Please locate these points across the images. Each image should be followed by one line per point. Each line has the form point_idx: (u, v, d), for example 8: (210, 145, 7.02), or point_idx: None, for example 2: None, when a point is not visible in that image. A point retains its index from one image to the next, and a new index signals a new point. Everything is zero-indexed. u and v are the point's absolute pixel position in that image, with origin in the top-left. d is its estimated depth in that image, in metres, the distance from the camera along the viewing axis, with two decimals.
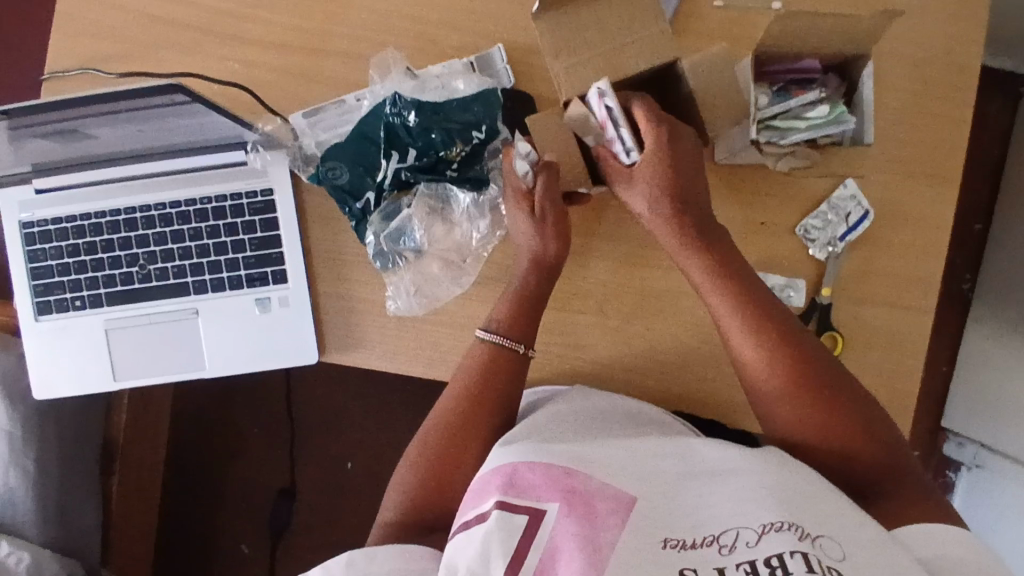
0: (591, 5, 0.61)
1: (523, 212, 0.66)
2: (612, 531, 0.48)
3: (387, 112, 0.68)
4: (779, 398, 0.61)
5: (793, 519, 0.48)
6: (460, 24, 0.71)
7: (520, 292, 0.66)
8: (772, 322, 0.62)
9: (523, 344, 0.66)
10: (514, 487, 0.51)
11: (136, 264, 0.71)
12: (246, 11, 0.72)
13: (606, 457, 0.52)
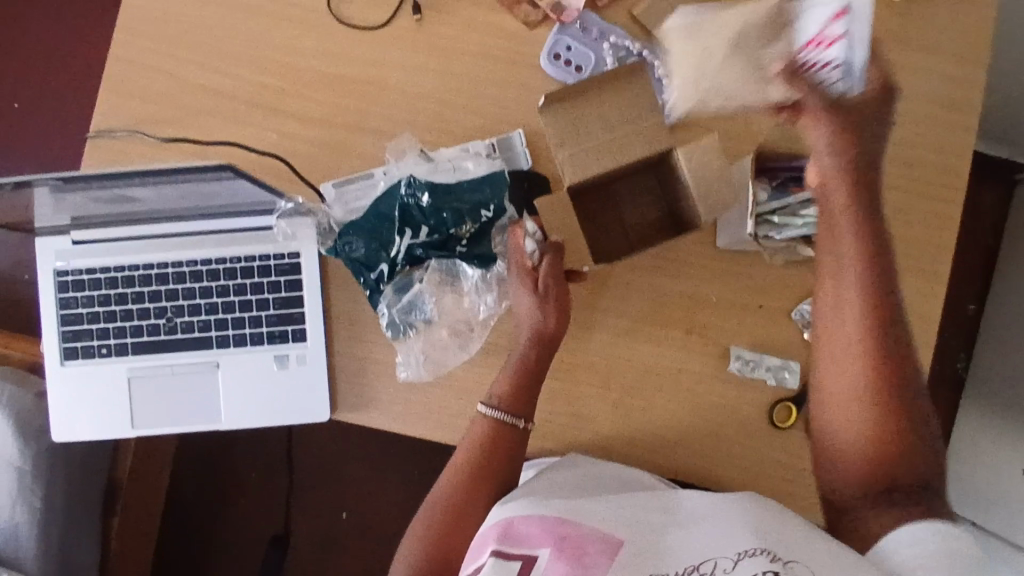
0: (595, 103, 0.67)
1: (526, 289, 0.69)
2: (599, 566, 0.57)
3: (403, 193, 0.72)
4: (864, 402, 0.61)
5: (766, 547, 0.55)
6: (484, 110, 0.77)
7: (520, 366, 0.69)
8: (885, 296, 0.62)
9: (523, 418, 0.69)
10: (511, 536, 0.61)
11: (163, 316, 0.75)
12: (287, 86, 0.77)
13: (594, 508, 0.62)
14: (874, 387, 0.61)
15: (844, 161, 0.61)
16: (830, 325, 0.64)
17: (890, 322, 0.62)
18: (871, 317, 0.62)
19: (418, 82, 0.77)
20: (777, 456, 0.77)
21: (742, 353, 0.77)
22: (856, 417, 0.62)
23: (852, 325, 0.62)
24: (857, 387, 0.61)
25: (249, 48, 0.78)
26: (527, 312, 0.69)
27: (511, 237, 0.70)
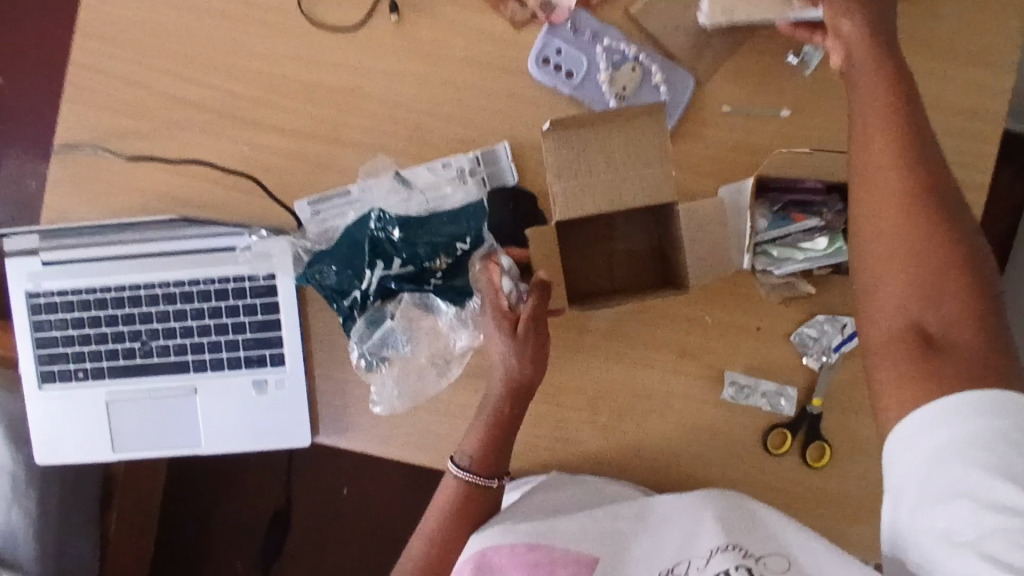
0: (600, 131, 0.62)
1: (502, 332, 0.65)
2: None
3: (373, 227, 0.69)
4: (896, 237, 0.53)
5: (732, 539, 0.58)
6: (468, 120, 0.72)
7: (491, 420, 0.67)
8: (918, 156, 0.54)
9: (496, 477, 0.69)
10: (485, 568, 0.63)
11: (138, 340, 0.72)
12: (258, 93, 0.72)
13: (565, 526, 0.64)
14: (908, 278, 0.52)
15: (880, 79, 0.58)
16: (867, 211, 0.54)
17: (942, 204, 0.53)
18: (919, 201, 0.53)
19: (398, 90, 0.72)
20: (769, 481, 0.75)
21: (737, 378, 0.75)
22: (897, 312, 0.52)
23: (890, 213, 0.53)
24: (897, 286, 0.52)
25: (216, 52, 0.72)
26: (500, 356, 0.66)
27: (484, 275, 0.66)
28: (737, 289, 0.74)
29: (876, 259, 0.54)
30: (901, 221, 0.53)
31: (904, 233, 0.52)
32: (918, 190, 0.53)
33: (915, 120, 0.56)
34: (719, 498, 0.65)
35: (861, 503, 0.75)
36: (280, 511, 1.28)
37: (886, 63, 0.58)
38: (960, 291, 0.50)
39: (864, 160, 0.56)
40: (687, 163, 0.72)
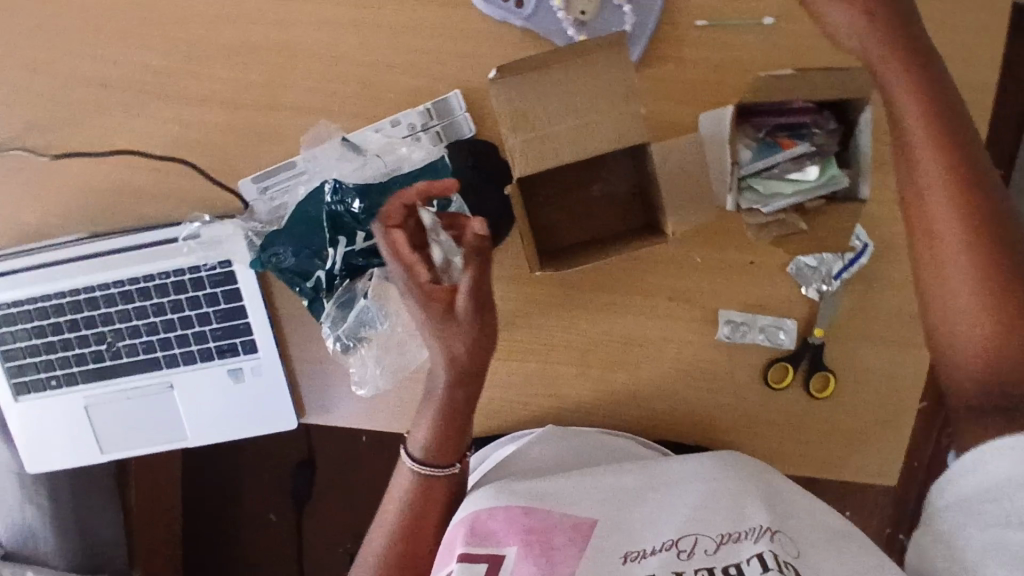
0: (553, 75, 0.55)
1: (436, 315, 0.58)
2: (570, 561, 0.58)
3: (329, 201, 0.61)
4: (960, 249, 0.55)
5: (750, 526, 0.59)
6: (414, 69, 0.65)
7: (443, 408, 0.63)
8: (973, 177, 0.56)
9: (456, 461, 0.66)
10: (476, 535, 0.60)
11: (105, 342, 0.70)
12: (183, 66, 0.66)
13: (563, 490, 0.63)
14: (986, 268, 0.54)
15: (922, 77, 0.57)
16: (928, 218, 0.57)
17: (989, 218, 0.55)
18: (961, 211, 0.55)
19: (333, 43, 0.65)
20: (772, 416, 0.73)
21: (732, 317, 0.70)
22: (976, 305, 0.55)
23: (948, 209, 0.56)
24: (972, 275, 0.55)
25: (129, 23, 0.65)
26: (437, 343, 0.59)
27: (387, 240, 0.57)
28: (725, 223, 0.69)
29: (939, 256, 0.56)
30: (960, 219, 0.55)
31: (965, 220, 0.55)
32: (972, 208, 0.55)
33: (961, 137, 0.57)
34: (724, 459, 0.66)
35: (871, 430, 0.73)
36: (301, 467, 1.29)
37: (903, 38, 0.57)
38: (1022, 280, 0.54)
39: (918, 163, 0.57)
40: (661, 91, 0.65)
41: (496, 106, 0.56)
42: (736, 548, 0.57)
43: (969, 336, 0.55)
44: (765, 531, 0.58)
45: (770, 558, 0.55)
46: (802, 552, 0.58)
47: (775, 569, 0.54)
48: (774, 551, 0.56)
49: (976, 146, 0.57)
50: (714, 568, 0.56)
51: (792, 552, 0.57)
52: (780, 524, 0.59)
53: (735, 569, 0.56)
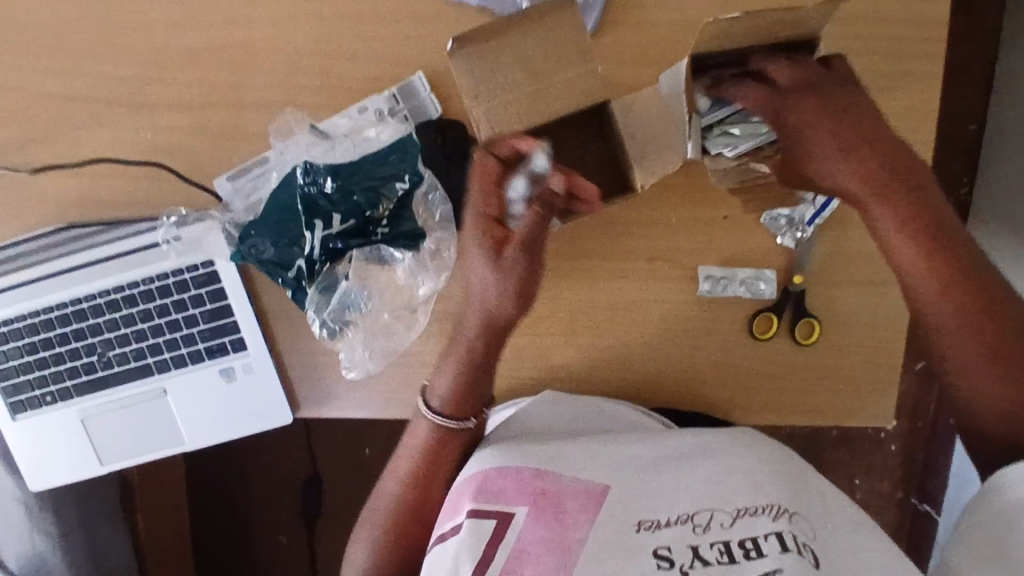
0: (510, 40, 0.55)
1: (483, 254, 0.60)
2: (581, 526, 0.58)
3: (301, 182, 0.62)
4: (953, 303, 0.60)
5: (770, 503, 0.58)
6: (375, 55, 0.66)
7: (467, 358, 0.65)
8: (931, 232, 0.59)
9: (472, 418, 0.68)
10: (487, 493, 0.61)
11: (95, 353, 0.70)
12: (149, 74, 0.67)
13: (575, 457, 0.63)
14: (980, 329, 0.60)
15: (851, 124, 0.59)
16: (911, 278, 0.61)
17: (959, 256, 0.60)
18: (940, 259, 0.59)
19: (294, 38, 0.66)
20: (761, 367, 0.73)
21: (711, 272, 0.71)
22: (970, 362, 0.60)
23: (937, 284, 0.60)
24: (968, 339, 0.60)
25: (91, 36, 0.66)
26: (482, 284, 0.61)
27: (479, 165, 0.58)
28: (694, 180, 0.70)
29: (941, 354, 0.62)
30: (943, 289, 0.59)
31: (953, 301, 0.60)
32: (943, 258, 0.60)
33: (915, 187, 0.59)
34: (743, 435, 0.65)
35: (861, 373, 0.73)
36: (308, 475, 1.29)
37: (847, 123, 0.59)
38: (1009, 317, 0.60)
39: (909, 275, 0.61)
40: (619, 56, 0.66)
41: (458, 78, 0.56)
42: (754, 523, 0.56)
43: (975, 388, 0.61)
44: (781, 510, 0.57)
45: (787, 538, 0.55)
46: (818, 535, 0.57)
47: (793, 549, 0.54)
48: (792, 532, 0.56)
49: (936, 204, 0.60)
50: (729, 542, 0.55)
51: (808, 535, 0.57)
52: (795, 505, 0.59)
53: (752, 545, 0.55)
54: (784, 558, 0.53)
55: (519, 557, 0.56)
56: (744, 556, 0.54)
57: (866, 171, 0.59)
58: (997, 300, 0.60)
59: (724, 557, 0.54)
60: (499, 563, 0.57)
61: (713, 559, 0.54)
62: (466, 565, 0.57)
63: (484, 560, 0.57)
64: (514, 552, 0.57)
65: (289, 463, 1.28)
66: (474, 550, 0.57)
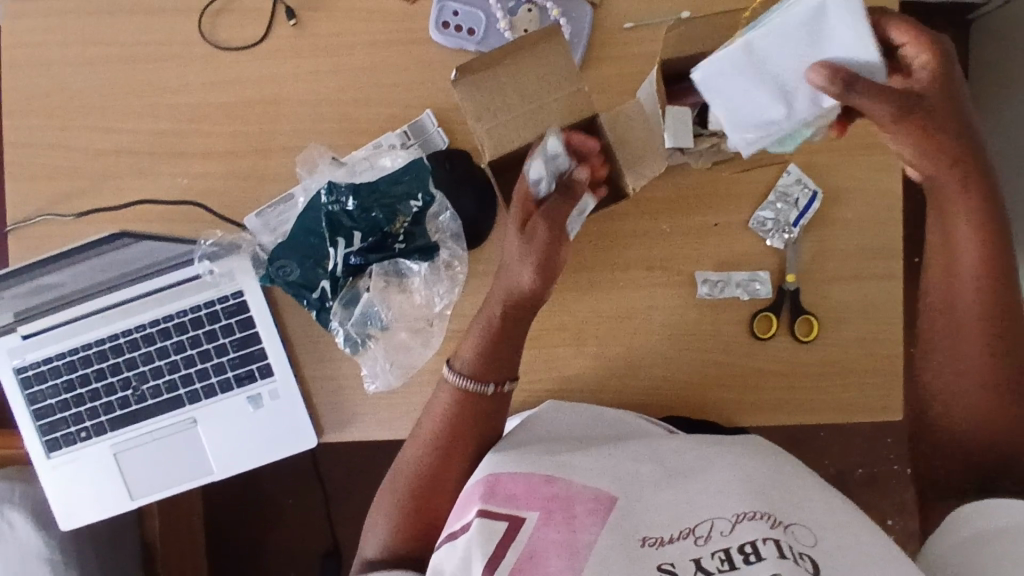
0: (497, 67, 0.64)
1: (514, 228, 0.66)
2: (590, 531, 0.55)
3: (325, 202, 0.67)
4: (977, 295, 0.67)
5: (767, 511, 0.55)
6: (388, 98, 0.74)
7: (488, 326, 0.68)
8: (992, 231, 0.66)
9: (491, 383, 0.69)
10: (496, 495, 0.59)
11: (130, 387, 0.74)
12: (187, 126, 0.75)
13: (586, 466, 0.60)
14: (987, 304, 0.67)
15: (958, 104, 0.64)
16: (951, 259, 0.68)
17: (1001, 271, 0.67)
18: (992, 256, 0.66)
19: (315, 88, 0.74)
20: (766, 367, 0.76)
21: (708, 276, 0.76)
22: (978, 321, 0.67)
23: (980, 273, 0.66)
24: (971, 302, 0.67)
25: (138, 97, 0.75)
26: (512, 253, 0.66)
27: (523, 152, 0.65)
28: (684, 192, 0.76)
29: (949, 298, 0.68)
30: (980, 276, 0.66)
31: (980, 266, 0.67)
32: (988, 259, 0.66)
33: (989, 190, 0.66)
34: (751, 449, 0.62)
35: (864, 366, 0.76)
36: (330, 542, 1.28)
37: (956, 114, 0.64)
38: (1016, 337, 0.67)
39: (954, 228, 0.67)
40: (606, 85, 0.74)
41: (461, 102, 0.64)
42: (753, 528, 0.53)
43: (962, 342, 0.68)
44: (776, 519, 0.54)
45: (784, 546, 0.52)
46: (822, 538, 0.53)
47: (791, 557, 0.51)
48: (791, 541, 0.53)
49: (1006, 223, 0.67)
50: (730, 550, 0.52)
51: (809, 541, 0.53)
52: (799, 512, 0.56)
53: (751, 550, 0.52)
54: (784, 563, 0.50)
55: (531, 561, 0.54)
56: (744, 562, 0.51)
57: (935, 144, 0.64)
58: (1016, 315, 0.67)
59: (725, 565, 0.51)
60: (510, 561, 0.54)
61: (714, 569, 0.51)
62: (476, 566, 0.54)
63: (496, 556, 0.54)
64: (524, 554, 0.54)
65: (312, 525, 1.28)
66: (486, 549, 0.55)
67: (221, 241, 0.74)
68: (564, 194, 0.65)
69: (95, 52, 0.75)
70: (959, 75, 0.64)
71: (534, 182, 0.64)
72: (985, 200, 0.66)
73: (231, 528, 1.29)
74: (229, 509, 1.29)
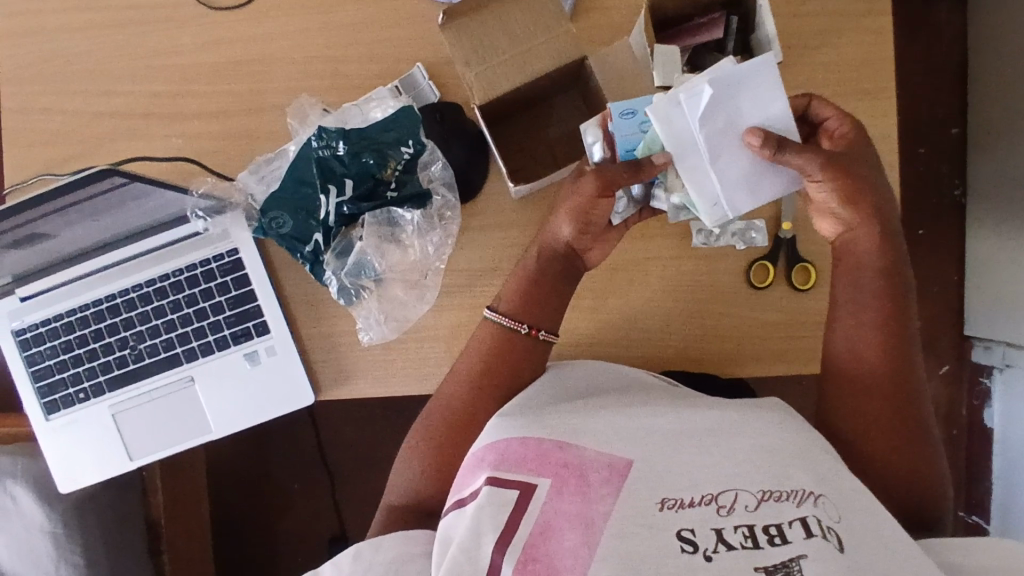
0: (490, 12, 0.64)
1: (570, 208, 0.65)
2: (607, 500, 0.47)
3: (315, 147, 0.67)
4: (876, 297, 0.64)
5: (801, 486, 0.48)
6: (379, 55, 0.74)
7: (524, 275, 0.69)
8: (890, 257, 0.64)
9: (526, 323, 0.68)
10: (506, 461, 0.51)
11: (127, 347, 0.74)
12: (180, 88, 0.75)
13: (600, 427, 0.52)
14: (886, 308, 0.63)
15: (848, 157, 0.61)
16: (857, 262, 0.65)
17: (899, 299, 0.64)
18: (890, 274, 0.64)
19: (305, 46, 0.75)
20: (765, 317, 0.75)
21: (703, 226, 0.75)
22: (875, 303, 0.63)
23: (875, 277, 0.64)
24: (871, 302, 0.64)
25: (132, 61, 0.76)
26: (562, 226, 0.66)
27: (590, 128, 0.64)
28: None
29: (851, 291, 0.65)
30: (880, 283, 0.64)
31: (882, 276, 0.64)
32: (890, 279, 0.64)
33: (884, 227, 0.64)
34: (784, 417, 0.54)
35: None
36: (335, 524, 1.27)
37: (863, 157, 0.62)
38: (908, 351, 0.63)
39: (853, 237, 0.64)
40: (594, 36, 0.74)
41: (450, 47, 0.65)
42: (780, 509, 0.46)
43: (860, 332, 0.63)
44: (806, 493, 0.47)
45: (812, 522, 0.46)
46: (848, 516, 0.47)
47: (820, 534, 0.45)
48: (820, 515, 0.46)
49: (903, 259, 0.65)
50: (754, 527, 0.45)
51: (835, 517, 0.47)
52: (824, 486, 0.48)
53: (777, 531, 0.45)
54: (813, 549, 0.44)
55: (543, 535, 0.47)
56: (769, 543, 0.45)
57: (853, 194, 0.62)
58: (907, 337, 0.64)
59: (749, 542, 0.45)
60: (524, 533, 0.47)
61: (737, 543, 0.45)
62: (484, 544, 0.48)
63: (507, 530, 0.48)
64: (538, 527, 0.47)
65: (317, 507, 1.28)
66: (495, 521, 0.48)
67: (213, 190, 0.74)
68: (629, 165, 0.61)
69: (89, 18, 0.76)
70: (863, 143, 0.62)
71: (588, 146, 0.65)
72: (866, 230, 0.64)
73: (235, 512, 1.28)
74: (233, 493, 1.28)
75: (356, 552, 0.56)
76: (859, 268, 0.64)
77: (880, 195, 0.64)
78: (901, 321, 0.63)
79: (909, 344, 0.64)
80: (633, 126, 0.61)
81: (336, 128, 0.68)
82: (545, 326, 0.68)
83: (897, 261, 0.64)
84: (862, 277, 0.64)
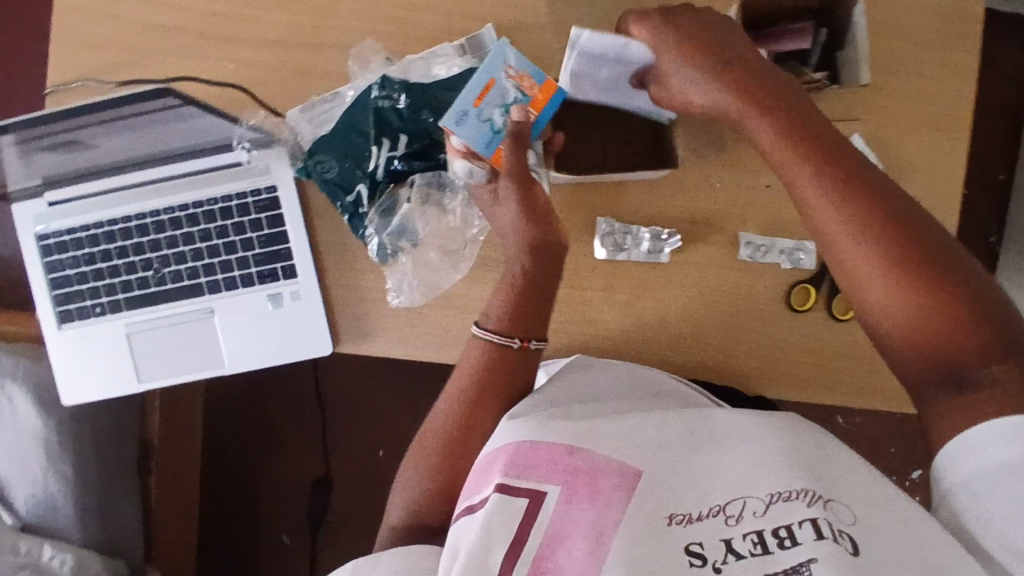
0: None
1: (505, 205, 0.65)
2: (618, 507, 0.47)
3: (375, 96, 0.68)
4: (875, 261, 0.54)
5: (809, 484, 0.46)
6: (448, 9, 0.72)
7: (511, 287, 0.66)
8: (873, 208, 0.55)
9: (518, 338, 0.65)
10: (515, 464, 0.49)
11: (150, 269, 0.73)
12: (236, 11, 0.72)
13: (614, 430, 0.50)
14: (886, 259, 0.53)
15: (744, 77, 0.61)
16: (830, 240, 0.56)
17: (903, 242, 0.53)
18: (868, 219, 0.54)
19: None
20: (798, 340, 0.74)
21: (752, 239, 0.74)
22: (867, 265, 0.54)
23: (850, 242, 0.55)
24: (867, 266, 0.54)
25: None
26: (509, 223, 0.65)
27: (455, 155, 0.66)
28: (736, 153, 0.74)
29: (848, 271, 0.55)
30: (862, 242, 0.54)
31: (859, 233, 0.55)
32: (883, 227, 0.54)
33: (849, 173, 0.56)
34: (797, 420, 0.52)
35: None
36: (321, 469, 1.27)
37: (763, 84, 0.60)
38: (960, 293, 0.52)
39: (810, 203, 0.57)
40: None
41: None
42: (788, 509, 0.45)
43: (881, 308, 0.54)
44: (814, 494, 0.46)
45: (823, 524, 0.44)
46: (862, 515, 0.45)
47: (829, 537, 0.43)
48: (829, 518, 0.45)
49: (889, 191, 0.55)
50: (764, 533, 0.45)
51: (847, 519, 0.45)
52: (830, 488, 0.47)
53: (787, 534, 0.44)
54: (823, 551, 0.43)
55: (555, 544, 0.46)
56: (778, 546, 0.44)
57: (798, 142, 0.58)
58: (948, 278, 0.52)
59: (759, 549, 0.44)
60: (535, 544, 0.46)
61: (746, 552, 0.44)
62: (494, 555, 0.46)
63: (517, 542, 0.46)
64: (548, 537, 0.46)
65: (306, 450, 1.28)
66: (505, 531, 0.46)
67: (263, 123, 0.72)
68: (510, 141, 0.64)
69: None
70: (766, 78, 0.61)
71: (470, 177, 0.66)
72: (828, 184, 0.56)
73: (224, 443, 1.28)
74: (224, 424, 1.28)
75: (355, 567, 0.55)
76: (835, 237, 0.56)
77: (829, 141, 0.58)
78: (925, 268, 0.52)
79: (958, 272, 0.52)
80: (474, 124, 0.64)
81: (399, 80, 0.69)
82: (536, 335, 0.66)
83: (885, 196, 0.55)
84: (846, 247, 0.55)
